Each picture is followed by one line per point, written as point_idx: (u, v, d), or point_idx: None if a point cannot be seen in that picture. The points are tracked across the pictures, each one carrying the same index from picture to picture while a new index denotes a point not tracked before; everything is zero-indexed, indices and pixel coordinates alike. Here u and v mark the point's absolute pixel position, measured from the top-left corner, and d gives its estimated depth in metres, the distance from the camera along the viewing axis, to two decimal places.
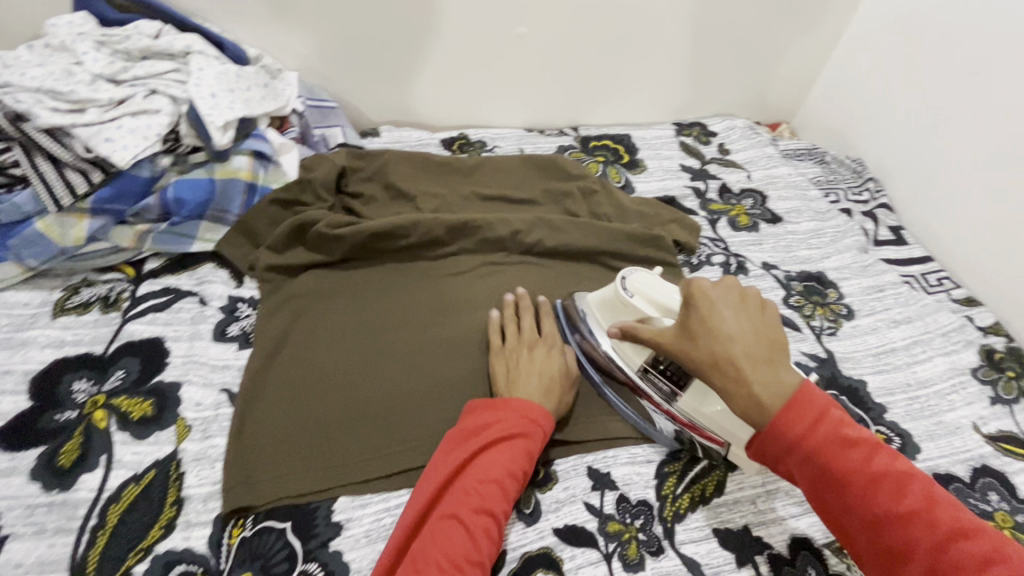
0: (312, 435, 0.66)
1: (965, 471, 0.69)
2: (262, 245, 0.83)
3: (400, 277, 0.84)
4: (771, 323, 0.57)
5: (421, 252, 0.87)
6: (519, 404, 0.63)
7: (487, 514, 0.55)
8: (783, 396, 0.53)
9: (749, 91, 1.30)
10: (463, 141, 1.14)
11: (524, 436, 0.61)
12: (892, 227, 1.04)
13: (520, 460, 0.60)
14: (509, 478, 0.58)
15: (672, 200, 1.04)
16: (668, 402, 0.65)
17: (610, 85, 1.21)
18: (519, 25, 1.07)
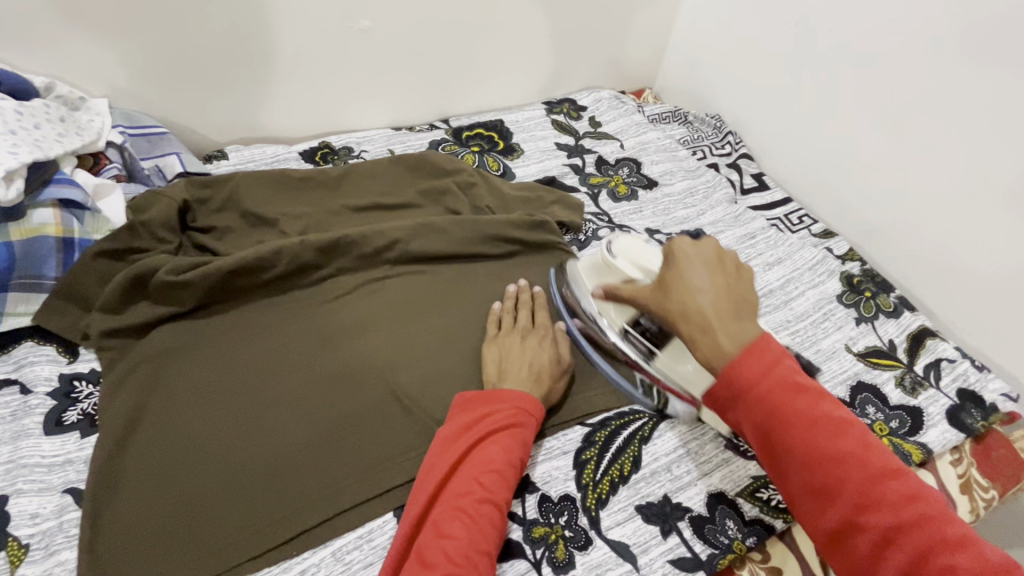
0: (192, 517, 0.57)
1: (845, 391, 0.75)
2: (95, 307, 0.71)
3: (273, 314, 0.76)
4: (745, 285, 0.57)
5: (291, 282, 0.79)
6: (519, 394, 0.63)
7: (490, 504, 0.55)
8: (745, 342, 0.52)
9: (609, 61, 1.32)
10: (326, 150, 1.05)
11: (520, 423, 0.61)
12: (755, 174, 1.11)
13: (517, 446, 0.60)
14: (509, 465, 0.58)
15: (552, 180, 1.03)
16: (646, 361, 0.67)
17: (473, 71, 1.17)
18: (362, 19, 0.99)
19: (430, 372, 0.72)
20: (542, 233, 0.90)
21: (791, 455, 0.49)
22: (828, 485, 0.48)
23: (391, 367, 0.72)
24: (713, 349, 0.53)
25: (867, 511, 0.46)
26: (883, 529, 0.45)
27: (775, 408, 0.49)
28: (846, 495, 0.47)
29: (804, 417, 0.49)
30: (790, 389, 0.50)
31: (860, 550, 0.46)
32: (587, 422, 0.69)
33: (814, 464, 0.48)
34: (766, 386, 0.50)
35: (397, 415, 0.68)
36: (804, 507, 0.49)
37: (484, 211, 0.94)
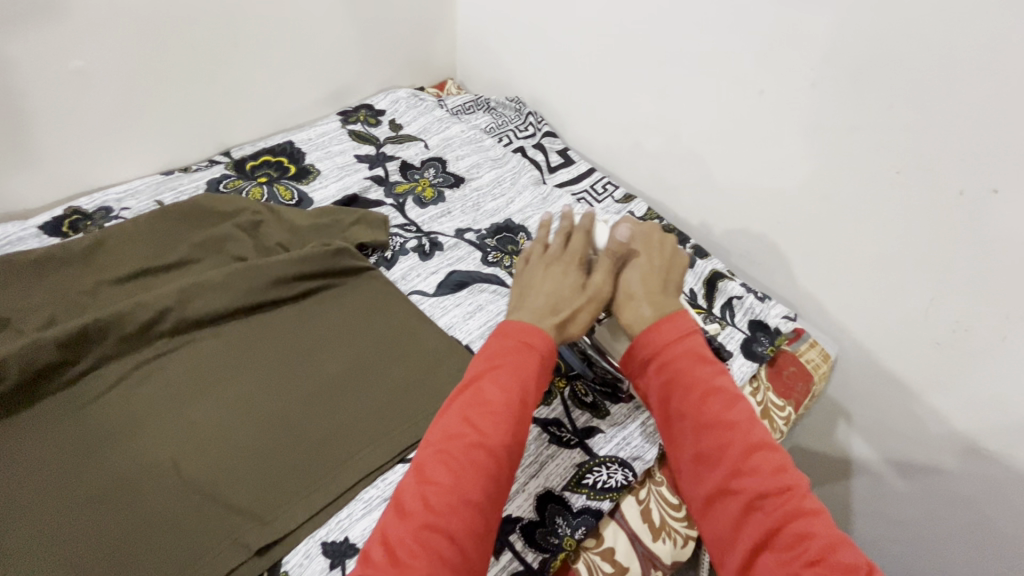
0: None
1: None
2: None
3: (15, 437, 0.63)
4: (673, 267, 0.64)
5: (35, 392, 0.66)
6: (522, 324, 0.55)
7: (479, 451, 0.48)
8: (667, 312, 0.58)
9: (402, 57, 1.26)
10: (76, 217, 0.89)
11: (522, 354, 0.53)
12: (559, 151, 1.13)
13: (523, 381, 0.51)
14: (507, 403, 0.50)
15: (353, 198, 0.97)
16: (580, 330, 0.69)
17: (244, 94, 1.05)
18: (71, 58, 0.84)
19: (225, 451, 0.64)
20: (342, 261, 0.84)
21: (684, 410, 0.52)
22: (713, 447, 0.50)
23: (177, 459, 0.63)
24: (656, 305, 0.58)
25: (743, 469, 0.48)
26: (751, 495, 0.47)
27: (676, 372, 0.54)
28: (728, 456, 0.49)
29: (703, 382, 0.52)
30: (696, 358, 0.54)
31: (730, 508, 0.47)
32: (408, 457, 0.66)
33: (702, 420, 0.51)
34: (677, 345, 0.55)
35: (188, 514, 0.59)
36: (691, 466, 0.51)
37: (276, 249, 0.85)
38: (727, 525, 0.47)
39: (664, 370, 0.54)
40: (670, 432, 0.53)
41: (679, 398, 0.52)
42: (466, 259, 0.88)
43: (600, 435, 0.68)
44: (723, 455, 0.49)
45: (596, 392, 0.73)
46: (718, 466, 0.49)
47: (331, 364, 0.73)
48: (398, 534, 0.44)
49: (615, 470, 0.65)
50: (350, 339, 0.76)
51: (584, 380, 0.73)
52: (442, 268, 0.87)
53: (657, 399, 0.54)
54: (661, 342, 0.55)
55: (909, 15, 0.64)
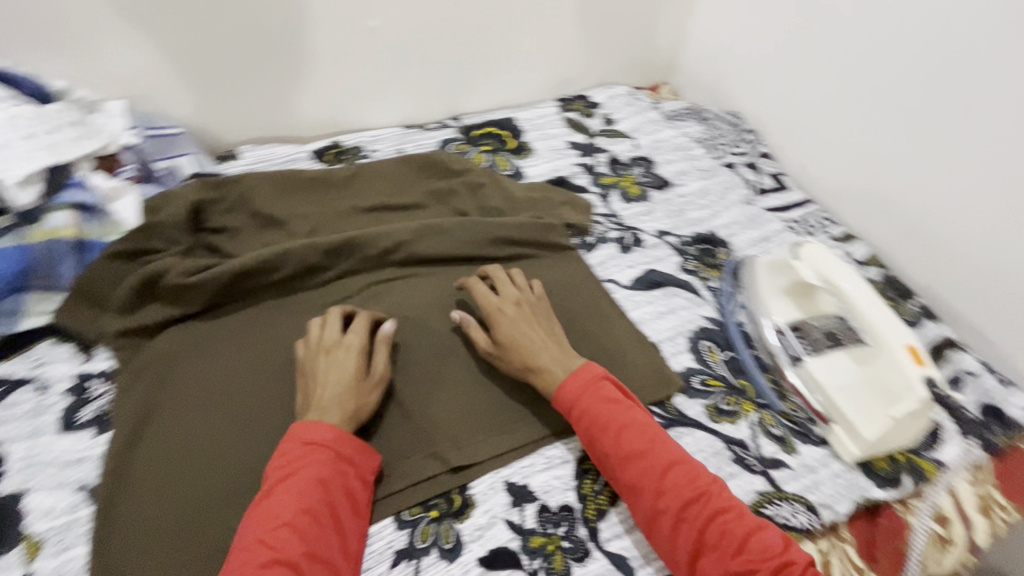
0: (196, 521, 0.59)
1: None
2: (108, 308, 0.72)
3: (276, 317, 0.76)
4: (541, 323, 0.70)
5: (297, 284, 0.79)
6: (315, 426, 0.57)
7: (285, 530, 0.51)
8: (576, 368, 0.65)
9: (625, 56, 1.29)
10: (337, 150, 1.05)
11: (335, 458, 0.56)
12: (773, 174, 1.08)
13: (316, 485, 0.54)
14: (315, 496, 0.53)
15: (562, 180, 1.01)
16: (790, 364, 0.72)
17: (485, 68, 1.16)
18: (371, 17, 0.99)
19: (430, 375, 0.70)
20: (548, 235, 0.88)
21: (607, 453, 0.59)
22: (634, 478, 0.57)
23: (391, 371, 0.71)
24: (555, 360, 0.65)
25: (662, 489, 0.56)
26: (675, 510, 0.55)
27: (592, 418, 0.60)
28: (651, 483, 0.56)
29: (617, 424, 0.59)
30: (607, 401, 0.61)
31: (665, 523, 0.55)
32: None
33: (623, 457, 0.58)
34: (585, 392, 0.62)
35: (398, 421, 0.66)
36: (625, 495, 0.58)
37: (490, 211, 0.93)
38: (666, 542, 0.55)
39: (585, 417, 0.61)
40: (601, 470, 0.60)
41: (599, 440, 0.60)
42: (665, 260, 0.88)
43: (787, 471, 0.65)
44: (642, 481, 0.57)
45: (786, 427, 0.69)
46: (646, 492, 0.56)
47: None
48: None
49: (800, 511, 0.61)
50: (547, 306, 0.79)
51: (773, 412, 0.71)
52: (640, 263, 0.88)
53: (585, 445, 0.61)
54: (575, 393, 0.62)
55: None
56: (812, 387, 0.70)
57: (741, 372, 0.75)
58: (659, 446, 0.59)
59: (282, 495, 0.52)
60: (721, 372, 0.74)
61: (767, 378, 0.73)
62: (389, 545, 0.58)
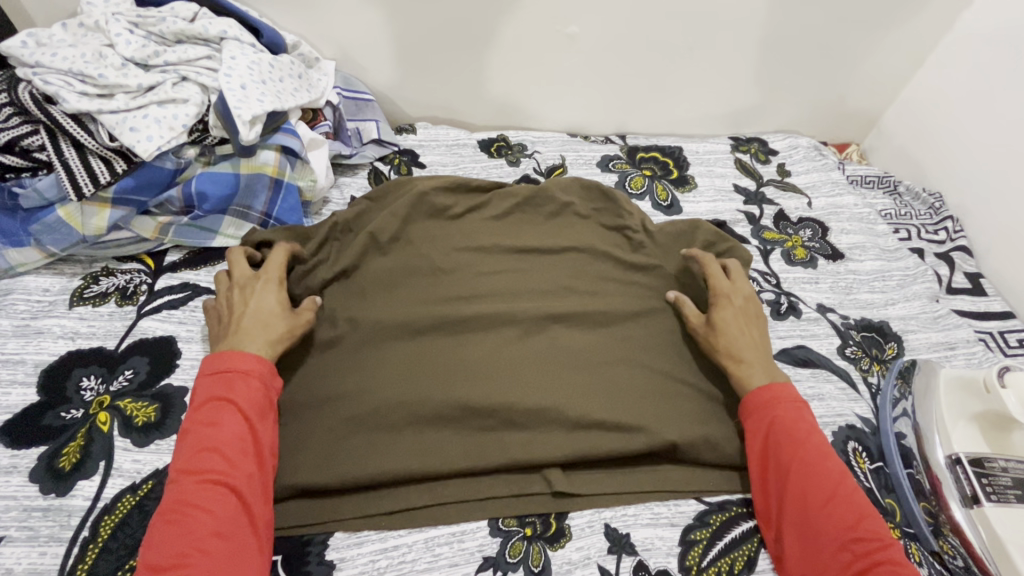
0: (301, 454, 0.61)
1: None
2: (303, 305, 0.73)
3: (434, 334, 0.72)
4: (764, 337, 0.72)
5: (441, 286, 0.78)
6: (243, 357, 0.60)
7: (216, 487, 0.52)
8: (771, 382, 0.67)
9: (816, 108, 1.19)
10: (502, 144, 1.07)
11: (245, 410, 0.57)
12: (970, 274, 0.94)
13: (221, 429, 0.55)
14: (219, 441, 0.54)
15: (723, 223, 0.95)
16: (962, 504, 0.62)
17: (665, 93, 1.12)
18: (571, 24, 0.99)
19: (554, 384, 0.69)
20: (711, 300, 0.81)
21: (785, 463, 0.59)
22: (813, 493, 0.57)
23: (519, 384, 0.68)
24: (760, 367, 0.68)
25: (833, 514, 0.55)
26: (844, 539, 0.53)
27: (781, 424, 0.62)
28: (827, 504, 0.56)
29: (812, 439, 0.61)
30: (801, 416, 0.63)
31: (826, 543, 0.54)
32: (704, 499, 0.64)
33: (803, 472, 0.58)
34: (778, 397, 0.64)
35: (520, 425, 0.65)
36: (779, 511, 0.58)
37: (635, 266, 0.84)
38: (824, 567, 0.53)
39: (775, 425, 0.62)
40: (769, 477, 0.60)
41: (785, 442, 0.61)
42: (822, 339, 0.80)
43: None
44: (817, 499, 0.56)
45: (934, 570, 0.60)
46: (809, 496, 0.57)
47: (653, 360, 0.74)
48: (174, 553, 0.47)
49: None
50: (677, 349, 0.76)
51: (922, 548, 0.61)
52: (792, 335, 0.80)
53: (757, 441, 0.63)
54: (772, 398, 0.64)
55: None
56: (987, 539, 0.60)
57: (890, 490, 0.65)
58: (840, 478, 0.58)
59: (205, 436, 0.54)
60: (868, 484, 0.65)
61: (921, 507, 0.64)
62: (480, 548, 0.58)
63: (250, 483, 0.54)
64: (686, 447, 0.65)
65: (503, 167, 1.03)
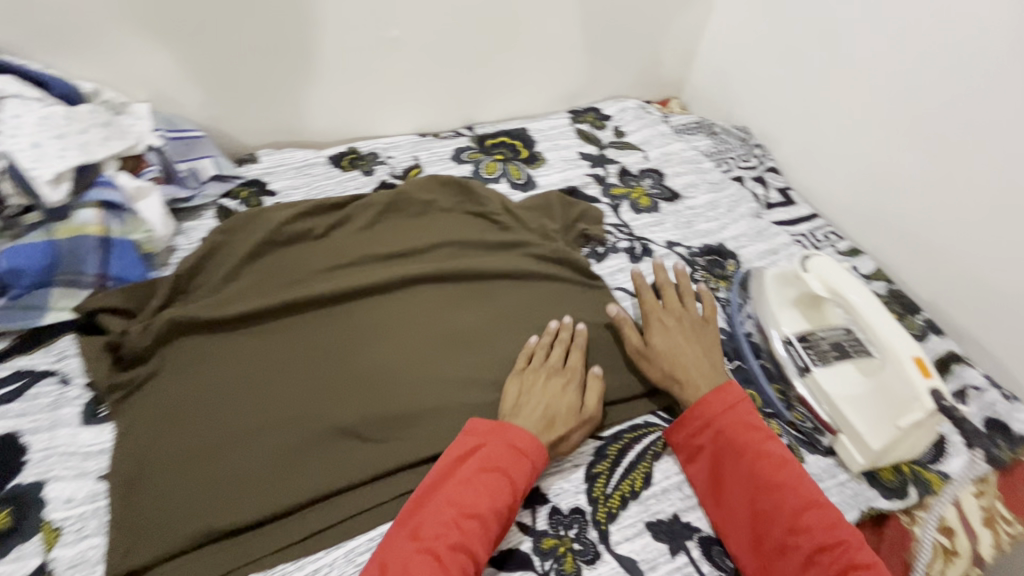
0: (194, 508, 0.59)
1: None
2: (167, 362, 0.70)
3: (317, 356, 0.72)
4: (705, 334, 0.73)
5: (315, 307, 0.78)
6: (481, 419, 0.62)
7: (464, 553, 0.53)
8: (716, 385, 0.67)
9: (635, 72, 1.32)
10: (353, 156, 1.07)
11: (501, 470, 0.58)
12: (780, 189, 1.10)
13: (503, 496, 0.57)
14: (505, 513, 0.56)
15: (574, 189, 1.03)
16: (799, 376, 0.74)
17: (499, 80, 1.18)
18: (390, 28, 1.01)
19: (444, 373, 0.72)
20: (577, 257, 0.88)
21: (738, 479, 0.61)
22: (770, 508, 0.58)
23: (411, 381, 0.71)
24: (703, 376, 0.68)
25: (794, 525, 0.57)
26: (810, 550, 0.55)
27: (729, 441, 0.62)
28: (782, 518, 0.57)
29: (755, 449, 0.61)
30: (741, 428, 0.63)
31: (787, 558, 0.56)
32: (601, 435, 0.69)
33: (757, 486, 0.59)
34: (726, 407, 0.64)
35: (420, 419, 0.68)
36: (734, 522, 0.60)
37: (503, 244, 0.90)
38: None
39: (720, 439, 0.63)
40: (721, 497, 0.61)
41: (732, 461, 0.61)
42: (674, 271, 0.90)
43: None
44: (776, 512, 0.58)
45: (794, 436, 0.71)
46: (764, 511, 0.58)
47: (534, 326, 0.79)
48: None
49: None
50: (553, 309, 0.81)
51: (781, 422, 0.72)
52: (649, 273, 0.89)
53: (705, 460, 0.63)
54: (715, 411, 0.64)
55: None
56: (822, 399, 0.71)
57: (750, 383, 0.76)
58: (793, 481, 0.59)
59: (469, 493, 0.56)
60: None
61: (775, 389, 0.75)
62: None
63: (485, 553, 0.55)
64: None
65: (357, 178, 1.02)
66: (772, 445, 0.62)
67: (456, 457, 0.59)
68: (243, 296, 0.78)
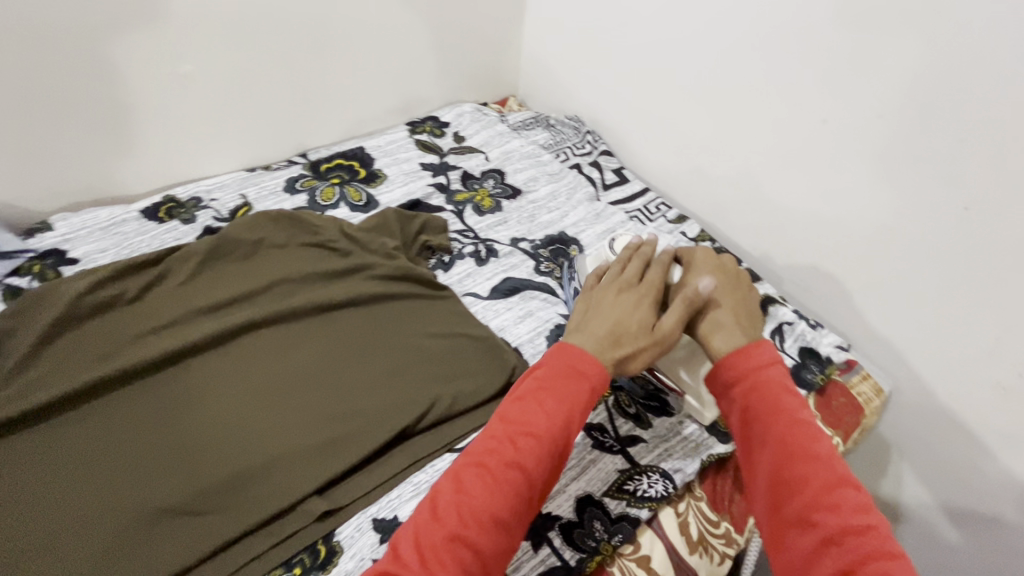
0: None
1: None
2: None
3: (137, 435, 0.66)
4: (745, 302, 0.63)
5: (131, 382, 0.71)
6: (576, 350, 0.56)
7: (520, 471, 0.49)
8: (737, 345, 0.57)
9: (467, 76, 1.33)
10: (171, 205, 0.98)
11: (554, 424, 0.51)
12: (615, 169, 1.16)
13: (571, 409, 0.52)
14: (568, 429, 0.52)
15: (416, 202, 1.02)
16: None
17: (324, 102, 1.14)
18: (181, 64, 0.93)
19: (285, 422, 0.68)
20: (420, 271, 0.87)
21: (764, 440, 0.51)
22: (797, 476, 0.48)
23: (250, 438, 0.67)
24: (729, 333, 0.58)
25: (818, 499, 0.46)
26: (833, 529, 0.44)
27: (764, 397, 0.53)
28: (809, 488, 0.47)
29: (791, 411, 0.52)
30: (781, 388, 0.54)
31: (801, 532, 0.46)
32: (456, 447, 0.70)
33: (784, 449, 0.50)
34: (770, 365, 0.55)
35: (260, 478, 0.64)
36: (759, 485, 0.50)
37: (342, 271, 0.86)
38: (799, 551, 0.45)
39: (750, 395, 0.53)
40: (746, 455, 0.52)
41: (760, 421, 0.52)
42: (520, 266, 0.92)
43: (642, 445, 0.70)
44: (803, 480, 0.48)
45: (640, 404, 0.74)
46: (790, 477, 0.48)
47: (382, 351, 0.77)
48: (430, 538, 0.46)
49: (656, 481, 0.66)
50: (401, 329, 0.80)
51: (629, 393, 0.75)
52: (497, 273, 0.91)
53: (735, 414, 0.54)
54: (751, 366, 0.55)
55: (971, 59, 0.67)
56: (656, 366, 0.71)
57: None
58: (828, 454, 0.49)
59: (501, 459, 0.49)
60: None
61: None
62: None
63: (546, 470, 0.51)
64: (429, 417, 0.71)
65: (176, 229, 0.94)
66: (809, 413, 0.52)
67: (505, 420, 0.52)
68: (38, 386, 0.69)
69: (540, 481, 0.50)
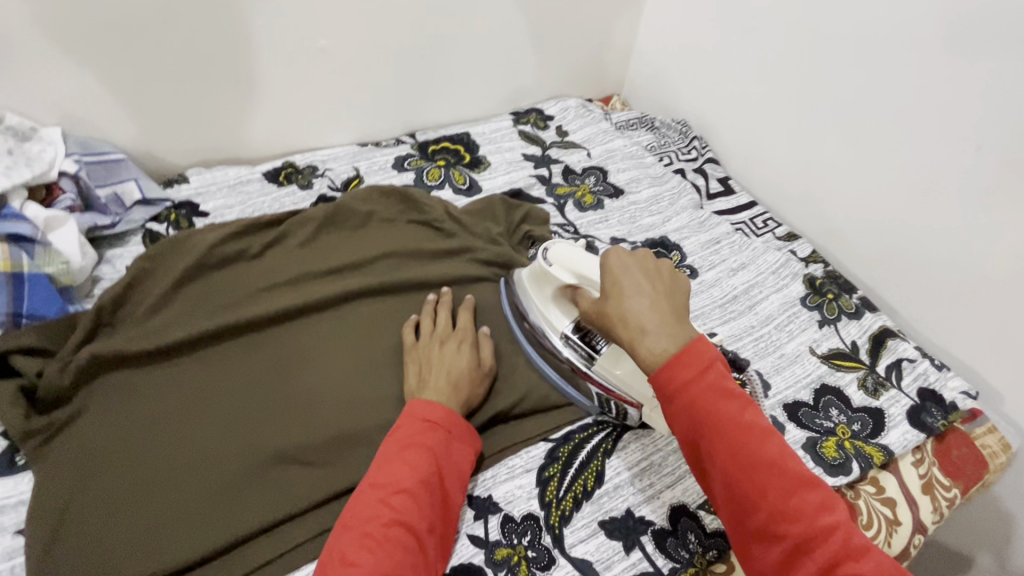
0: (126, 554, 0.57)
1: (858, 395, 0.77)
2: (90, 402, 0.67)
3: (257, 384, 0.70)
4: (678, 290, 0.56)
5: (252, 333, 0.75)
6: (427, 405, 0.60)
7: (402, 525, 0.51)
8: (680, 346, 0.50)
9: (574, 70, 1.32)
10: (290, 170, 1.03)
11: (403, 490, 0.53)
12: (720, 179, 1.13)
13: (433, 459, 0.56)
14: (430, 480, 0.55)
15: (518, 191, 1.03)
16: (586, 365, 0.68)
17: (437, 85, 1.17)
18: (317, 38, 0.99)
19: (389, 390, 0.71)
20: (521, 261, 0.88)
21: (714, 459, 0.46)
22: (750, 494, 0.45)
23: (358, 402, 0.70)
24: (668, 334, 0.50)
25: (786, 510, 0.44)
26: (800, 539, 0.44)
27: (702, 414, 0.47)
28: (768, 499, 0.45)
29: (731, 426, 0.46)
30: (719, 395, 0.47)
31: (770, 545, 0.45)
32: (551, 437, 0.69)
33: (736, 468, 0.46)
34: (709, 365, 0.48)
35: (364, 439, 0.67)
36: (721, 498, 0.48)
37: (445, 251, 0.88)
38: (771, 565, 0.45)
39: (693, 411, 0.47)
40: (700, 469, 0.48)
41: (707, 442, 0.46)
42: None
43: None
44: (764, 493, 0.45)
45: None
46: (746, 494, 0.45)
47: None
48: None
49: None
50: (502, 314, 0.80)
51: None
52: None
53: (680, 428, 0.48)
54: (687, 377, 0.48)
55: None
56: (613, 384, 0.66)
57: None
58: (781, 458, 0.46)
59: (378, 520, 0.51)
60: None
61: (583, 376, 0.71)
62: None
63: (428, 519, 0.54)
64: (528, 404, 0.70)
65: (295, 194, 0.99)
66: (752, 411, 0.48)
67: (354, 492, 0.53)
68: (173, 325, 0.75)
69: (426, 529, 0.53)
